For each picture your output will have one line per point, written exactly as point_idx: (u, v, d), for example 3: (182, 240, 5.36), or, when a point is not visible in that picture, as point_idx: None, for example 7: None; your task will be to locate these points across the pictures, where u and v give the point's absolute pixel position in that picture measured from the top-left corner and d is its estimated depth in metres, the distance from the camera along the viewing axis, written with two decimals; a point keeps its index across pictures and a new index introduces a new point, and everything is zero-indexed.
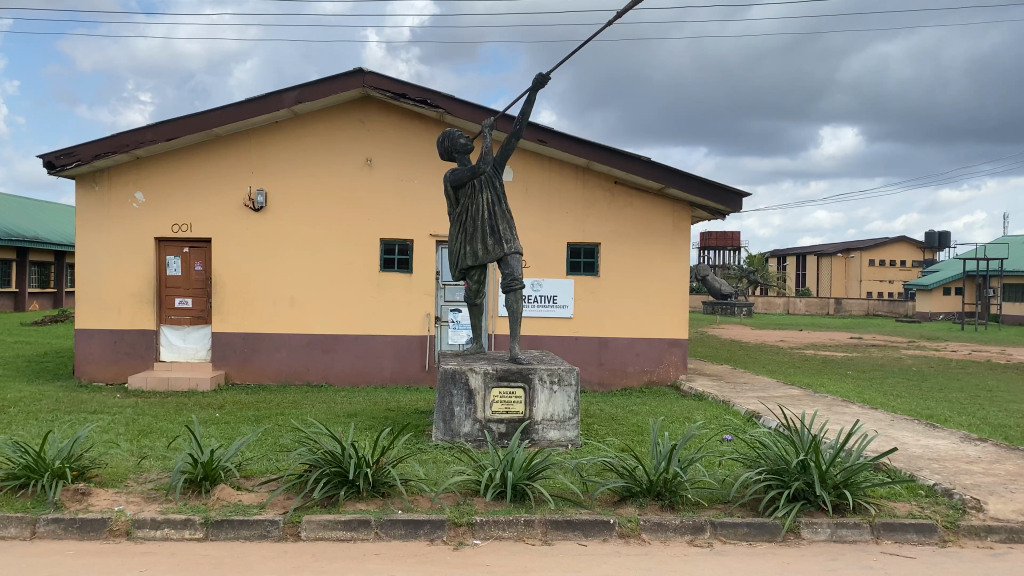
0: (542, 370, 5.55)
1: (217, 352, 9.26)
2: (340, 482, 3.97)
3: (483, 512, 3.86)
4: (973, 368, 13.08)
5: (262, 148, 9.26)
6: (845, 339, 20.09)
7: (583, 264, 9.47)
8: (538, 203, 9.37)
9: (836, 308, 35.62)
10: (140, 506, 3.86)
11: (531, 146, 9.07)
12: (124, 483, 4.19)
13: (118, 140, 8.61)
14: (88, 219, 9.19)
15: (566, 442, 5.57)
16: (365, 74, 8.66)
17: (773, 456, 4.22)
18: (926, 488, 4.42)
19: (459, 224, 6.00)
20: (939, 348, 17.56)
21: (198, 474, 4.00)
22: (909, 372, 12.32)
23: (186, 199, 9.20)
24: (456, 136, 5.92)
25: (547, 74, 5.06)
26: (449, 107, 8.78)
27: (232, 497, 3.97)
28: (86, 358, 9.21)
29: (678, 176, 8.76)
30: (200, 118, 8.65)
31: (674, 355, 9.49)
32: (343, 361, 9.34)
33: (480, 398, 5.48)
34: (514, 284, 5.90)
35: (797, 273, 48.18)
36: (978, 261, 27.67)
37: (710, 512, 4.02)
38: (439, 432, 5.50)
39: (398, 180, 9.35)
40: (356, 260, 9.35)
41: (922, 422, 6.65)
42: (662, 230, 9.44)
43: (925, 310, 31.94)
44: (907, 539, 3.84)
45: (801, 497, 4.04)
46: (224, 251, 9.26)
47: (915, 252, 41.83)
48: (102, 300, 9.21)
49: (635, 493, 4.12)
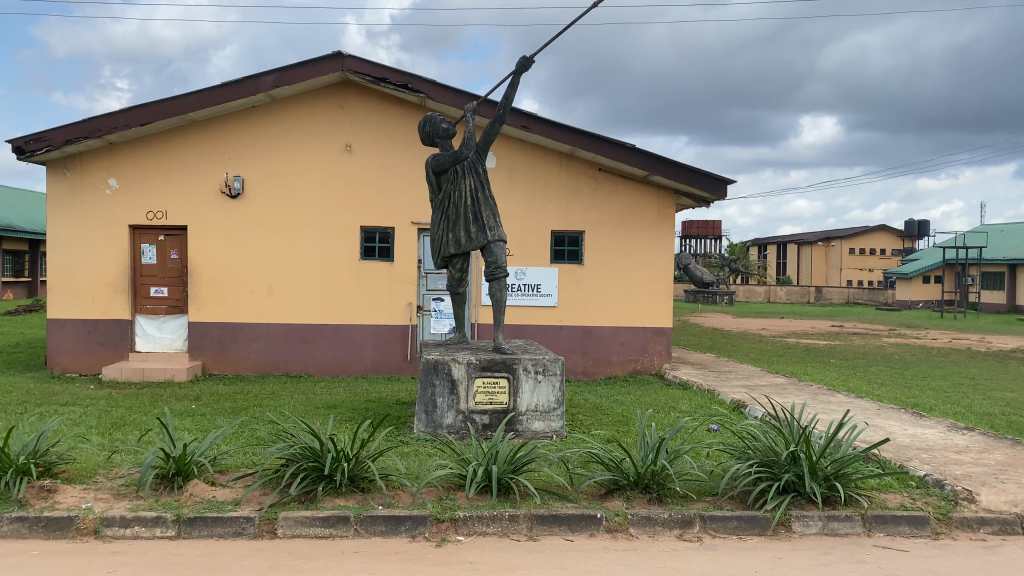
0: (527, 360, 5.43)
1: (193, 342, 9.08)
2: (318, 477, 3.84)
3: (467, 507, 3.74)
4: (954, 356, 13.10)
5: (239, 133, 9.06)
6: (827, 327, 20.10)
7: (567, 252, 9.35)
8: (521, 190, 9.23)
9: (817, 296, 35.76)
10: (108, 503, 3.71)
11: (515, 132, 8.93)
12: (93, 479, 4.03)
13: (90, 125, 8.37)
14: (59, 205, 8.96)
15: (551, 433, 5.46)
16: (345, 58, 8.49)
17: (763, 447, 4.13)
18: (917, 480, 4.34)
19: (441, 210, 5.86)
20: (920, 336, 17.65)
21: (170, 469, 3.85)
22: (892, 360, 12.33)
23: (160, 186, 8.99)
24: (438, 120, 5.77)
25: (531, 57, 4.92)
26: (430, 92, 8.62)
27: (206, 493, 3.82)
28: (58, 348, 9.00)
29: (662, 162, 8.64)
30: (174, 103, 8.43)
31: (659, 344, 9.42)
32: (323, 351, 9.19)
33: (463, 389, 5.36)
34: (498, 272, 5.78)
35: (777, 262, 48.35)
36: (958, 249, 27.81)
37: (700, 505, 3.93)
38: (420, 425, 5.38)
39: (379, 166, 9.18)
40: (337, 248, 9.18)
41: (908, 410, 6.59)
42: (647, 217, 9.33)
43: (905, 298, 32.16)
44: (899, 532, 3.77)
45: (791, 490, 3.95)
46: (200, 239, 9.06)
47: (895, 240, 42.09)
48: (74, 289, 8.99)
49: (621, 486, 4.02)
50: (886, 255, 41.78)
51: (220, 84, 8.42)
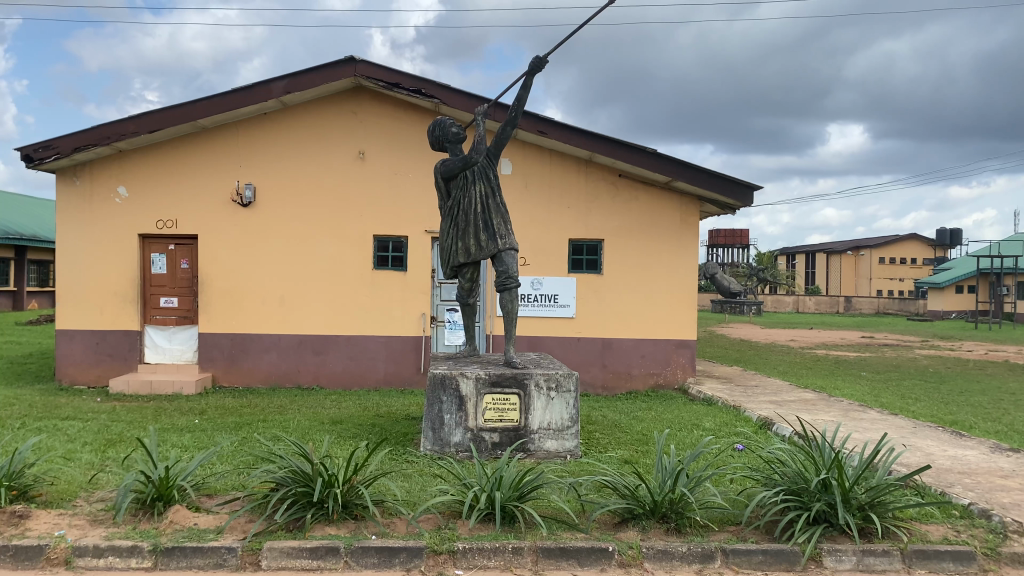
0: (539, 375, 5.14)
1: (204, 353, 8.87)
2: (307, 503, 3.56)
3: (467, 538, 3.44)
4: (992, 369, 12.59)
5: (251, 140, 8.87)
6: (856, 339, 19.61)
7: (585, 261, 9.05)
8: (537, 197, 8.96)
9: (846, 306, 35.07)
10: (82, 530, 3.45)
11: (532, 138, 8.66)
12: (71, 503, 3.78)
13: (99, 132, 8.21)
14: (68, 214, 8.81)
15: (565, 453, 5.15)
16: (357, 63, 8.26)
17: (791, 474, 3.79)
18: (961, 509, 3.98)
19: (450, 217, 5.58)
20: (954, 348, 17.06)
21: (150, 493, 3.58)
22: (927, 373, 11.85)
23: (171, 194, 8.82)
24: (447, 124, 5.48)
25: (544, 56, 4.63)
26: (445, 98, 8.38)
27: (187, 520, 3.54)
28: (67, 359, 8.83)
29: (685, 168, 8.30)
30: (184, 109, 8.26)
31: (682, 357, 9.07)
32: (335, 363, 8.95)
33: (472, 406, 5.07)
34: (509, 282, 5.48)
35: (806, 271, 47.60)
36: (993, 259, 27.10)
37: (722, 536, 3.61)
38: (427, 443, 5.09)
39: (392, 174, 8.95)
40: (349, 257, 8.95)
41: (947, 429, 6.18)
42: (668, 224, 9.00)
43: (937, 308, 31.41)
44: (943, 569, 3.42)
45: (823, 520, 3.62)
46: (211, 248, 8.87)
47: (926, 249, 41.25)
48: (83, 298, 8.83)
49: (637, 515, 3.71)
50: (917, 264, 40.92)
51: (230, 90, 8.24)
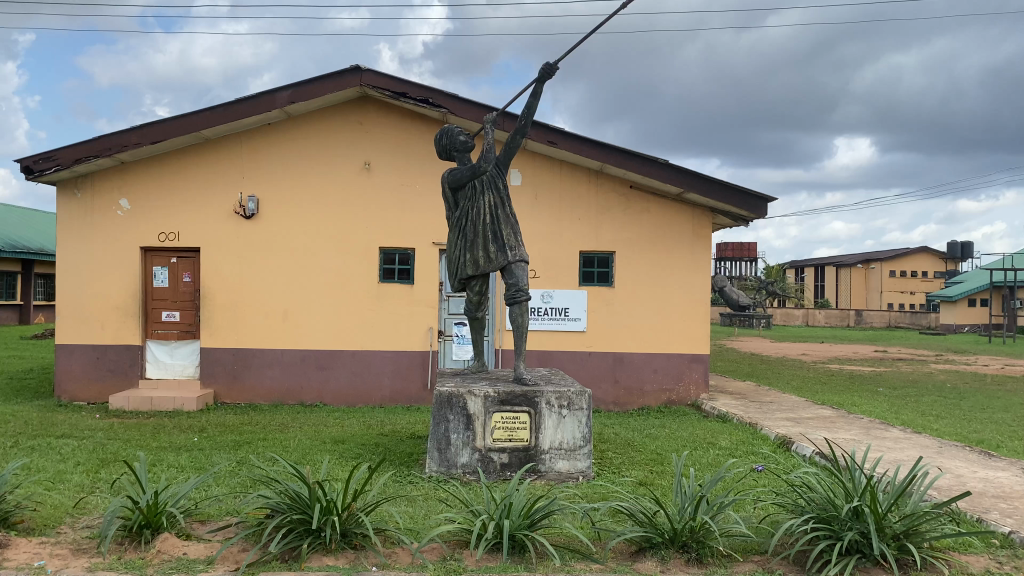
0: (550, 393, 4.91)
1: (205, 368, 8.68)
2: (304, 531, 3.34)
3: (473, 570, 3.21)
4: (1012, 385, 12.29)
5: (255, 151, 8.71)
6: (870, 353, 19.28)
7: (596, 274, 8.84)
8: (547, 209, 8.76)
9: (857, 320, 34.73)
10: (64, 561, 3.23)
11: (541, 148, 8.48)
12: (55, 530, 3.57)
13: (100, 144, 8.06)
14: (69, 226, 8.65)
15: (577, 474, 4.91)
16: (363, 72, 8.09)
17: (819, 500, 3.56)
18: (1002, 538, 3.73)
19: (458, 229, 5.37)
20: (970, 362, 16.76)
21: (137, 520, 3.37)
22: (946, 389, 11.56)
23: (173, 206, 8.65)
24: (455, 132, 5.30)
25: (555, 62, 4.43)
26: (452, 107, 8.21)
27: (176, 549, 3.32)
28: (66, 375, 8.64)
29: (698, 178, 8.09)
30: (186, 120, 8.10)
31: (695, 372, 8.82)
32: (339, 378, 8.73)
33: (480, 425, 4.86)
34: (519, 295, 5.25)
35: (815, 284, 47.26)
36: (1006, 272, 26.78)
37: (747, 567, 3.37)
38: (434, 463, 4.87)
39: (398, 185, 8.77)
40: (354, 271, 8.76)
41: (974, 449, 5.92)
42: (680, 237, 8.78)
43: (950, 322, 31.02)
44: None
45: (855, 550, 3.37)
46: (213, 262, 8.69)
47: (937, 262, 40.92)
48: (83, 313, 8.65)
49: (655, 544, 3.46)
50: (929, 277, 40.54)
51: (234, 101, 8.08)
